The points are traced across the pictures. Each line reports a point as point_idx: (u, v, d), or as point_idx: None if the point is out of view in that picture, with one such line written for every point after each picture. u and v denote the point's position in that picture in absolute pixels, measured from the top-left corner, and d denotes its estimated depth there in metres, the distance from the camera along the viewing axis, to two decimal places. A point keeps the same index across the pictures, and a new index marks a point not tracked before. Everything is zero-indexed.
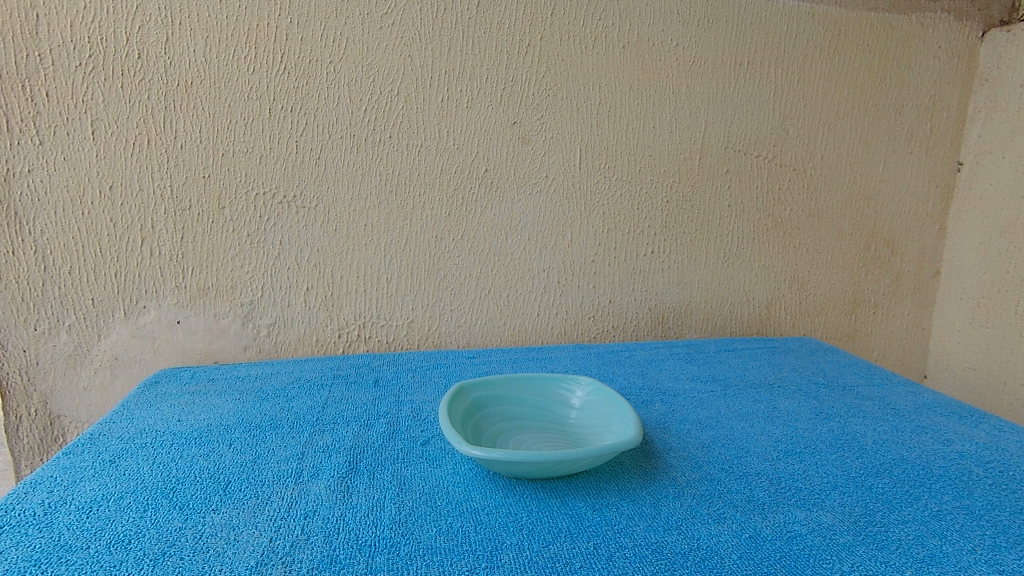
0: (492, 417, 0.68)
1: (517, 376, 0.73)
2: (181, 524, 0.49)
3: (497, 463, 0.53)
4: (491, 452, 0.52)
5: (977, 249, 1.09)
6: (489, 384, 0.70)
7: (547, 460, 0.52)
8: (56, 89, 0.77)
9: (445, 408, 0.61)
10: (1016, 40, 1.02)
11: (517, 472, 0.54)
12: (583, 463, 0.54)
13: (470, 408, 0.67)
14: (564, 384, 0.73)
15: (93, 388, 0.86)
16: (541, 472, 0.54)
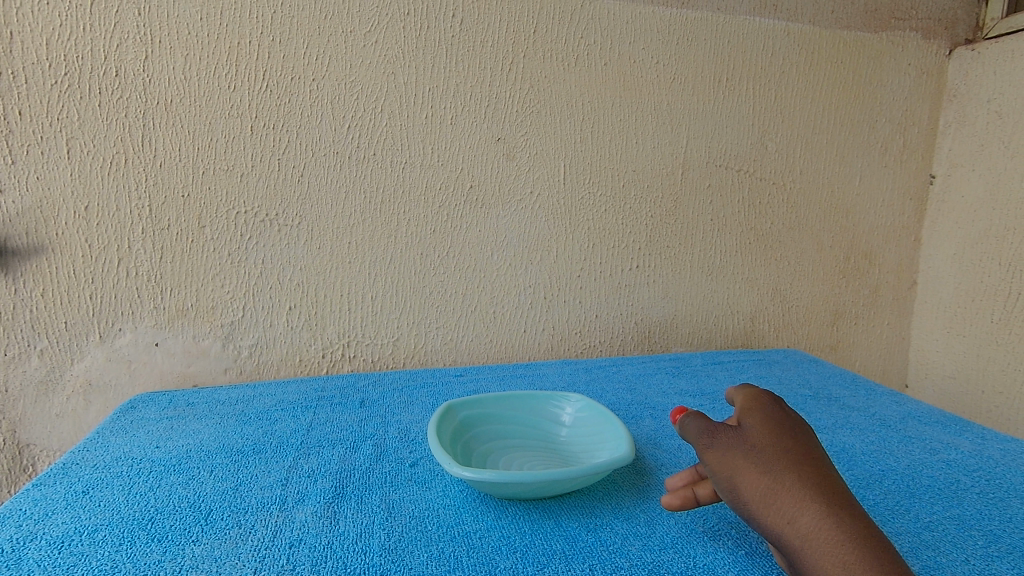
0: (482, 437, 0.67)
1: (506, 394, 0.72)
2: (159, 557, 0.47)
3: (487, 485, 0.52)
4: (483, 473, 0.51)
5: (952, 259, 1.11)
6: (478, 403, 0.69)
7: (538, 480, 0.51)
8: (30, 108, 0.75)
9: (434, 428, 0.60)
10: (981, 57, 1.05)
11: (505, 492, 0.53)
12: (574, 482, 0.53)
13: (460, 428, 0.66)
14: (555, 400, 0.73)
15: (66, 415, 0.83)
16: (531, 492, 0.53)
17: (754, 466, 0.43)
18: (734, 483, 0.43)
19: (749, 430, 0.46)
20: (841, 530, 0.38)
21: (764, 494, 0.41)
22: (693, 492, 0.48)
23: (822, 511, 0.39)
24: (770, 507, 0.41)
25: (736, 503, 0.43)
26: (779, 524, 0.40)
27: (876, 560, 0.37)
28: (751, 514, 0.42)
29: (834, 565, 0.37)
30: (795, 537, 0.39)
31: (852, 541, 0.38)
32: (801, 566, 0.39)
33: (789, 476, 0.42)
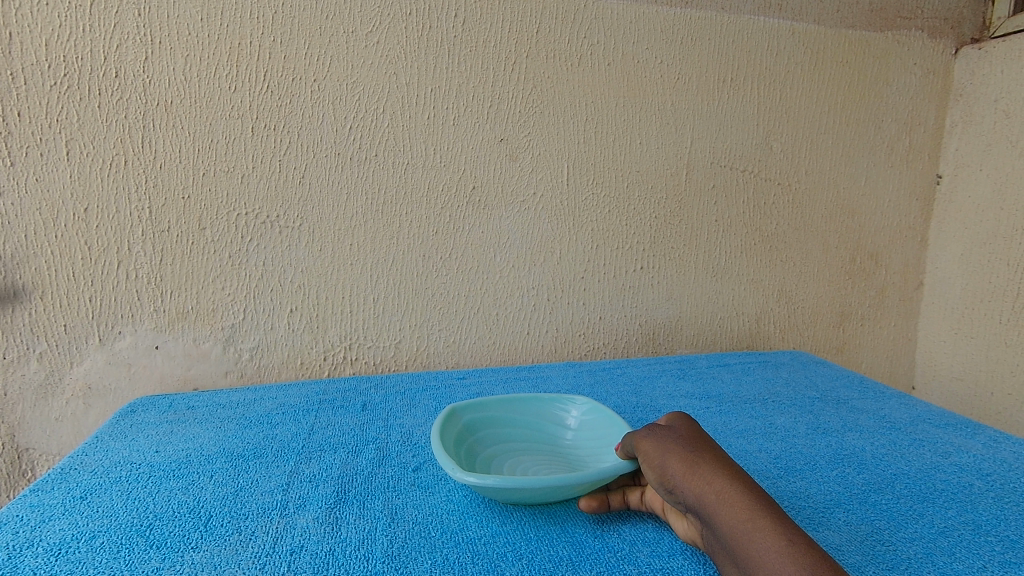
0: (487, 441, 0.66)
1: (511, 397, 0.71)
2: (158, 564, 0.46)
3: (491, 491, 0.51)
4: (487, 478, 0.50)
5: (959, 259, 1.10)
6: (483, 406, 0.68)
7: (542, 487, 0.50)
8: (29, 109, 0.74)
9: (437, 433, 0.59)
10: (988, 57, 1.04)
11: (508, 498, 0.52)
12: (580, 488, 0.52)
13: (465, 432, 0.65)
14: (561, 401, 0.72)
15: (65, 419, 0.82)
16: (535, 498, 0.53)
17: (680, 448, 0.49)
18: (662, 462, 0.49)
19: (677, 431, 0.53)
20: (745, 489, 0.43)
21: (686, 465, 0.47)
22: (606, 496, 0.53)
23: (731, 477, 0.45)
24: (690, 475, 0.46)
25: (661, 480, 0.48)
26: (695, 486, 0.45)
27: (774, 512, 0.42)
28: (674, 486, 0.47)
29: (738, 512, 0.42)
30: (708, 496, 0.44)
31: (754, 497, 0.43)
32: (711, 525, 0.43)
33: (706, 455, 0.48)
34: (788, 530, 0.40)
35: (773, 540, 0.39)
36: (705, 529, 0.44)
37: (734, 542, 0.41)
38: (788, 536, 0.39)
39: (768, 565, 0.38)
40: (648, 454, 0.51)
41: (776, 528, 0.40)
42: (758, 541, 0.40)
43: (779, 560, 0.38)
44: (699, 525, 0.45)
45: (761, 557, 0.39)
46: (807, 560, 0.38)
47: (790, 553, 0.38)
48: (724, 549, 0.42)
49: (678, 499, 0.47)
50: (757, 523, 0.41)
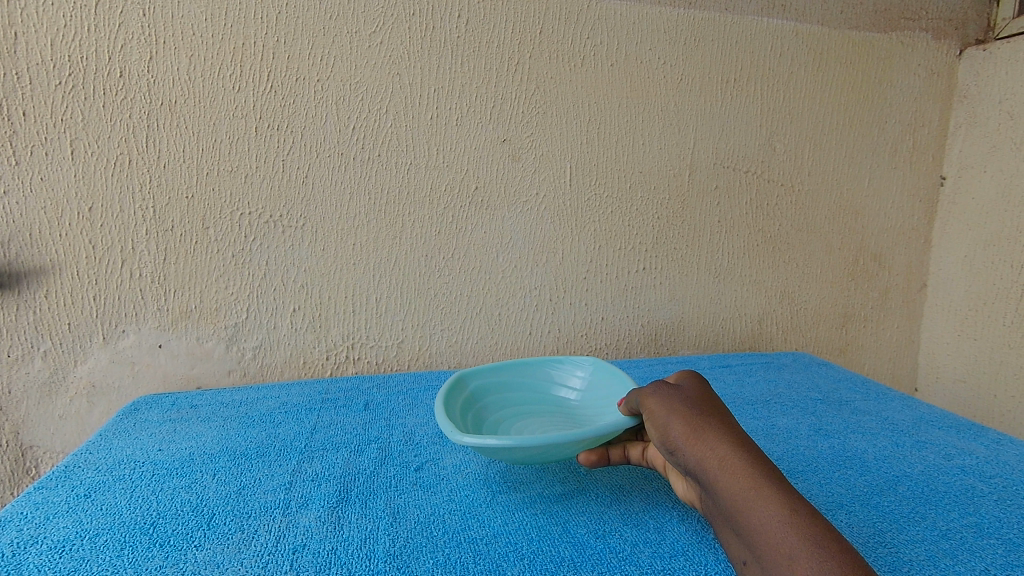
0: (494, 405, 0.67)
1: (516, 363, 0.73)
2: (161, 562, 0.46)
3: (497, 451, 0.51)
4: (486, 438, 0.50)
5: (963, 261, 1.10)
6: (487, 373, 0.70)
7: (546, 443, 0.51)
8: (34, 108, 0.75)
9: (441, 401, 0.60)
10: (993, 58, 1.04)
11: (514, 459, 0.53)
12: (584, 443, 0.53)
13: (471, 397, 0.67)
14: (563, 367, 0.75)
15: (69, 417, 0.83)
16: (540, 456, 0.53)
17: (684, 410, 0.49)
18: (666, 424, 0.49)
19: (683, 390, 0.53)
20: (749, 457, 0.44)
21: (690, 429, 0.47)
22: (606, 451, 0.57)
23: (736, 445, 0.45)
24: (693, 438, 0.47)
25: (664, 441, 0.49)
26: (698, 452, 0.46)
27: (778, 481, 0.42)
28: (675, 449, 0.48)
29: (741, 480, 0.42)
30: (711, 462, 0.45)
31: (759, 466, 0.43)
32: (712, 489, 0.44)
33: (711, 420, 0.48)
34: (792, 500, 0.41)
35: (776, 511, 0.40)
36: (706, 493, 0.45)
37: (736, 509, 0.42)
38: (792, 507, 0.40)
39: (770, 535, 0.39)
40: (653, 413, 0.51)
41: (780, 499, 0.41)
42: (762, 511, 0.40)
43: (783, 531, 0.39)
44: (698, 487, 0.46)
45: (763, 527, 0.40)
46: (810, 531, 0.38)
47: (793, 524, 0.39)
48: (724, 514, 0.43)
49: (680, 461, 0.48)
50: (760, 493, 0.41)
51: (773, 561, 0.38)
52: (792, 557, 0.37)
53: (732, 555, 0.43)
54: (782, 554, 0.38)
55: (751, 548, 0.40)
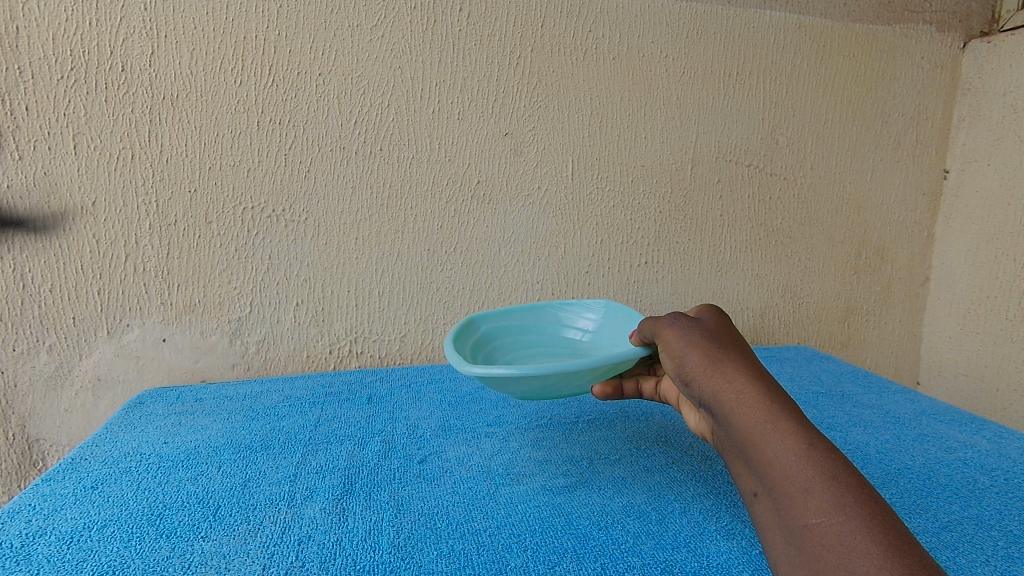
0: (504, 346, 0.74)
1: (525, 309, 0.79)
2: (168, 553, 0.47)
3: (506, 381, 0.53)
4: (494, 368, 0.52)
5: (966, 255, 1.09)
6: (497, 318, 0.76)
7: (554, 371, 0.52)
8: (37, 103, 0.75)
9: (452, 342, 0.64)
10: (997, 50, 1.03)
11: (523, 388, 0.55)
12: (596, 371, 0.54)
13: (482, 340, 0.72)
14: (568, 310, 0.81)
15: (74, 410, 0.83)
16: (551, 385, 0.55)
17: (703, 342, 0.50)
18: (683, 355, 0.50)
19: (703, 323, 0.54)
20: (766, 391, 0.44)
21: (708, 361, 0.48)
22: (619, 384, 0.62)
23: (754, 378, 0.45)
24: (710, 370, 0.48)
25: (681, 372, 0.50)
26: (714, 384, 0.47)
27: (796, 415, 0.42)
28: (693, 380, 0.49)
29: (758, 413, 0.43)
30: (726, 395, 0.45)
31: (776, 399, 0.43)
32: (726, 421, 0.45)
33: (730, 355, 0.49)
34: (808, 434, 0.41)
35: (791, 442, 0.40)
36: (720, 426, 0.46)
37: (751, 441, 0.42)
38: (807, 440, 0.40)
39: (784, 466, 0.39)
40: (670, 344, 0.53)
41: (797, 432, 0.41)
42: (775, 442, 0.41)
43: (797, 462, 0.39)
44: (713, 420, 0.47)
45: (776, 457, 0.40)
46: (824, 464, 0.38)
47: (807, 456, 0.39)
48: (737, 445, 0.44)
49: (697, 393, 0.49)
50: (776, 425, 0.41)
51: (784, 492, 0.38)
52: (805, 489, 0.37)
53: (742, 488, 0.43)
54: (794, 485, 0.38)
55: (762, 480, 0.40)
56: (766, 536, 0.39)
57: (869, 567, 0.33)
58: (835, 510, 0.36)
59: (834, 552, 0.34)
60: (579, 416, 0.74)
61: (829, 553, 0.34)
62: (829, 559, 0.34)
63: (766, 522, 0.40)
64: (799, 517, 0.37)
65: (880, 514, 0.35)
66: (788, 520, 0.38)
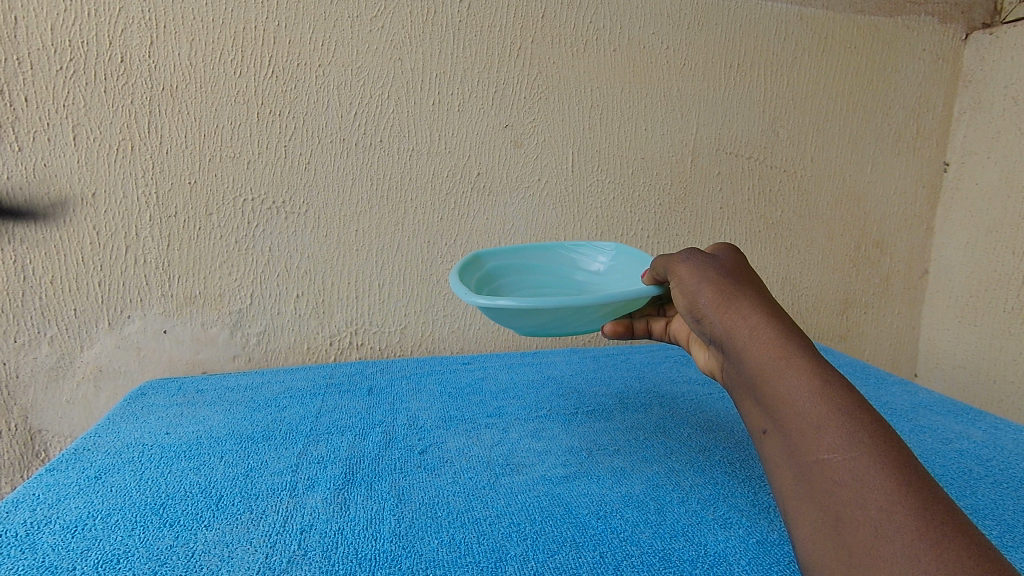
0: (513, 283, 0.71)
1: (537, 246, 0.75)
2: (171, 542, 0.47)
3: (513, 313, 0.54)
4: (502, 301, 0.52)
5: (965, 247, 1.10)
6: (507, 254, 0.73)
7: (561, 306, 0.52)
8: (36, 94, 0.75)
9: (458, 276, 0.62)
10: (999, 42, 1.03)
11: (531, 322, 0.56)
12: (606, 309, 0.55)
13: (490, 276, 0.70)
14: (581, 251, 0.76)
15: (76, 401, 0.84)
16: (560, 319, 0.56)
17: (716, 278, 0.48)
18: (695, 291, 0.48)
19: (718, 258, 0.50)
20: (782, 326, 0.42)
21: (721, 297, 0.46)
22: (630, 324, 0.60)
23: (769, 314, 0.43)
24: (723, 307, 0.45)
25: (693, 309, 0.48)
26: (728, 321, 0.45)
27: (812, 352, 0.40)
28: (705, 317, 0.47)
29: (771, 350, 0.41)
30: (741, 332, 0.43)
31: (791, 335, 0.41)
32: (739, 359, 0.43)
33: (745, 289, 0.46)
34: (824, 369, 0.39)
35: (807, 379, 0.38)
36: (732, 363, 0.44)
37: (762, 378, 0.40)
38: (823, 376, 0.38)
39: (796, 403, 0.38)
40: (681, 280, 0.50)
41: (811, 368, 0.39)
42: (790, 379, 0.39)
43: (810, 399, 0.37)
44: (724, 357, 0.46)
45: (789, 394, 0.38)
46: (841, 400, 0.37)
47: (823, 392, 0.37)
48: (750, 383, 0.42)
49: (709, 330, 0.47)
50: (791, 362, 0.39)
51: (795, 428, 0.37)
52: (817, 424, 0.36)
53: (753, 424, 0.42)
54: (806, 421, 0.37)
55: (773, 416, 0.39)
56: (775, 472, 0.39)
57: (880, 503, 0.32)
58: (847, 446, 0.34)
59: (844, 488, 0.33)
60: (578, 407, 0.74)
61: (839, 489, 0.34)
62: (838, 495, 0.33)
63: (775, 458, 0.39)
64: (810, 453, 0.36)
65: (895, 450, 0.34)
66: (799, 456, 0.37)
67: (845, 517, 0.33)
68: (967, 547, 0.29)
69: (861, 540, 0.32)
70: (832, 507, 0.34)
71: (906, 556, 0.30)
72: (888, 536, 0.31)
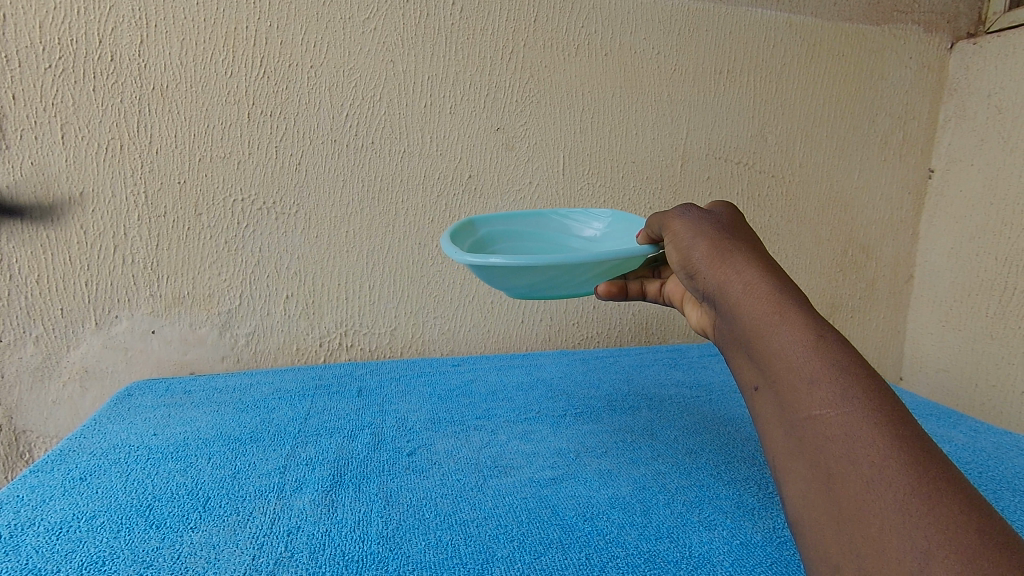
0: (506, 249, 0.70)
1: (530, 212, 0.74)
2: (157, 543, 0.47)
3: (504, 271, 0.54)
4: (490, 259, 0.52)
5: (949, 253, 1.11)
6: (500, 221, 0.72)
7: (551, 264, 0.52)
8: (24, 92, 0.74)
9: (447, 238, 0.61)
10: (983, 51, 1.04)
11: (523, 281, 0.56)
12: (599, 269, 0.55)
13: (483, 241, 0.69)
14: (573, 218, 0.74)
15: (62, 402, 0.83)
16: (552, 278, 0.56)
17: (711, 234, 0.46)
18: (690, 247, 0.46)
19: (716, 215, 0.49)
20: (777, 279, 0.39)
21: (715, 252, 0.44)
22: (623, 285, 0.61)
23: (764, 268, 0.41)
24: (717, 262, 0.43)
25: (687, 265, 0.46)
26: (720, 275, 0.42)
27: (808, 306, 0.37)
28: (699, 273, 0.45)
29: (764, 304, 0.38)
30: (733, 286, 0.41)
31: (785, 288, 0.39)
32: (731, 313, 0.40)
33: (741, 245, 0.44)
34: (819, 324, 0.36)
35: (800, 333, 0.35)
36: (723, 318, 0.42)
37: (754, 332, 0.38)
38: (818, 331, 0.35)
39: (789, 358, 0.35)
40: (677, 235, 0.48)
41: (807, 322, 0.36)
42: (783, 333, 0.36)
43: (803, 353, 0.35)
44: (715, 312, 0.43)
45: (781, 349, 0.36)
46: (835, 355, 0.34)
47: (817, 347, 0.34)
48: (742, 338, 0.39)
49: (702, 285, 0.45)
50: (784, 315, 0.37)
51: (787, 384, 0.35)
52: (811, 380, 0.34)
53: (743, 380, 0.40)
54: (799, 376, 0.34)
55: (764, 372, 0.37)
56: (766, 430, 0.36)
57: (874, 459, 0.30)
58: (842, 402, 0.32)
59: (837, 444, 0.32)
60: (567, 409, 0.75)
61: (832, 446, 0.32)
62: (831, 451, 0.32)
63: (766, 415, 0.36)
64: (803, 409, 0.34)
65: (892, 407, 0.32)
66: (790, 412, 0.34)
67: (836, 473, 0.31)
68: (961, 503, 0.28)
69: (852, 497, 0.30)
70: (824, 463, 0.32)
71: (900, 511, 0.28)
72: (881, 492, 0.29)
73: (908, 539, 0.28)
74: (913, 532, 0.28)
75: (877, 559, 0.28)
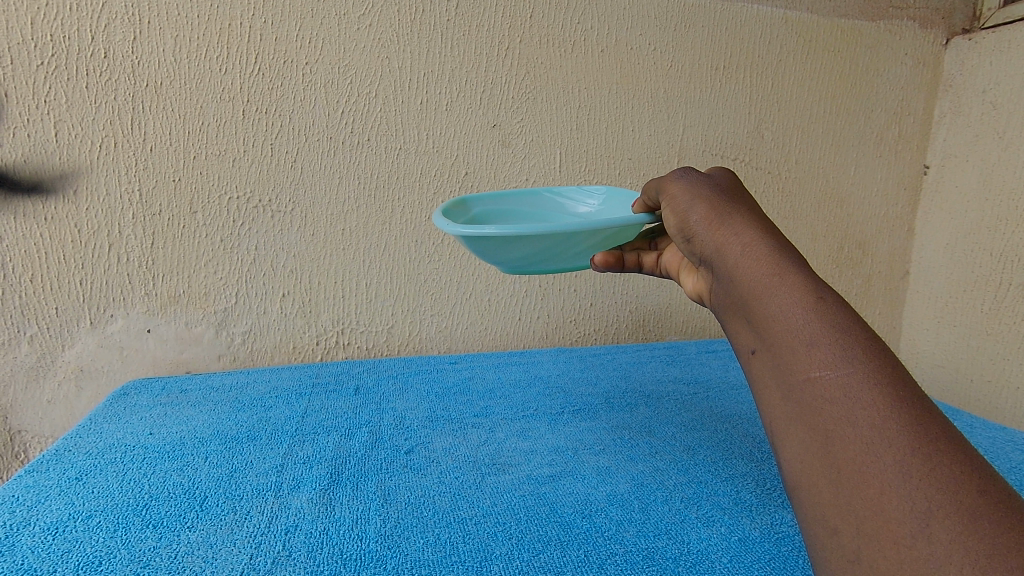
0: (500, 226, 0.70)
1: (524, 192, 0.74)
2: (154, 543, 0.47)
3: (499, 242, 0.54)
4: (485, 229, 0.52)
5: (945, 249, 1.12)
6: (493, 200, 0.71)
7: (546, 233, 0.52)
8: (16, 89, 0.74)
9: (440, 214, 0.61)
10: (978, 47, 1.05)
11: (517, 253, 0.56)
12: (596, 237, 0.56)
13: (477, 219, 0.69)
14: (566, 196, 0.75)
15: (57, 401, 0.83)
16: (546, 249, 0.56)
17: (710, 197, 0.45)
18: (687, 211, 0.46)
19: (715, 179, 0.48)
20: (777, 243, 0.39)
21: (714, 215, 0.44)
22: (621, 254, 0.60)
23: (763, 231, 0.40)
24: (716, 225, 0.43)
25: (685, 229, 0.46)
26: (720, 238, 0.42)
27: (808, 269, 0.37)
28: (697, 237, 0.45)
29: (764, 266, 0.38)
30: (732, 248, 0.41)
31: (784, 252, 0.38)
32: (729, 277, 0.40)
33: (740, 209, 0.44)
34: (819, 287, 0.36)
35: (800, 295, 0.35)
36: (721, 281, 0.42)
37: (752, 295, 0.38)
38: (818, 294, 0.35)
39: (788, 319, 0.35)
40: (675, 198, 0.48)
41: (806, 284, 0.36)
42: (782, 295, 0.36)
43: (802, 316, 0.34)
44: (713, 276, 0.43)
45: (780, 311, 0.35)
46: (835, 316, 0.34)
47: (817, 309, 0.34)
48: (739, 301, 0.39)
49: (700, 249, 0.45)
50: (784, 278, 0.36)
51: (785, 346, 0.34)
52: (810, 341, 0.33)
53: (739, 346, 0.39)
54: (798, 338, 0.34)
55: (761, 335, 0.36)
56: (761, 393, 0.36)
57: (874, 422, 0.30)
58: (841, 363, 0.32)
59: (836, 406, 0.31)
60: (565, 406, 0.75)
61: (831, 408, 0.31)
62: (830, 415, 0.31)
63: (761, 379, 0.36)
64: (800, 371, 0.33)
65: (890, 370, 0.32)
66: (787, 374, 0.34)
67: (835, 436, 0.31)
68: (961, 464, 0.28)
69: (852, 461, 0.30)
70: (822, 425, 0.32)
71: (901, 474, 0.28)
72: (881, 453, 0.29)
73: (909, 500, 0.28)
74: (914, 493, 0.28)
75: (878, 522, 0.28)
